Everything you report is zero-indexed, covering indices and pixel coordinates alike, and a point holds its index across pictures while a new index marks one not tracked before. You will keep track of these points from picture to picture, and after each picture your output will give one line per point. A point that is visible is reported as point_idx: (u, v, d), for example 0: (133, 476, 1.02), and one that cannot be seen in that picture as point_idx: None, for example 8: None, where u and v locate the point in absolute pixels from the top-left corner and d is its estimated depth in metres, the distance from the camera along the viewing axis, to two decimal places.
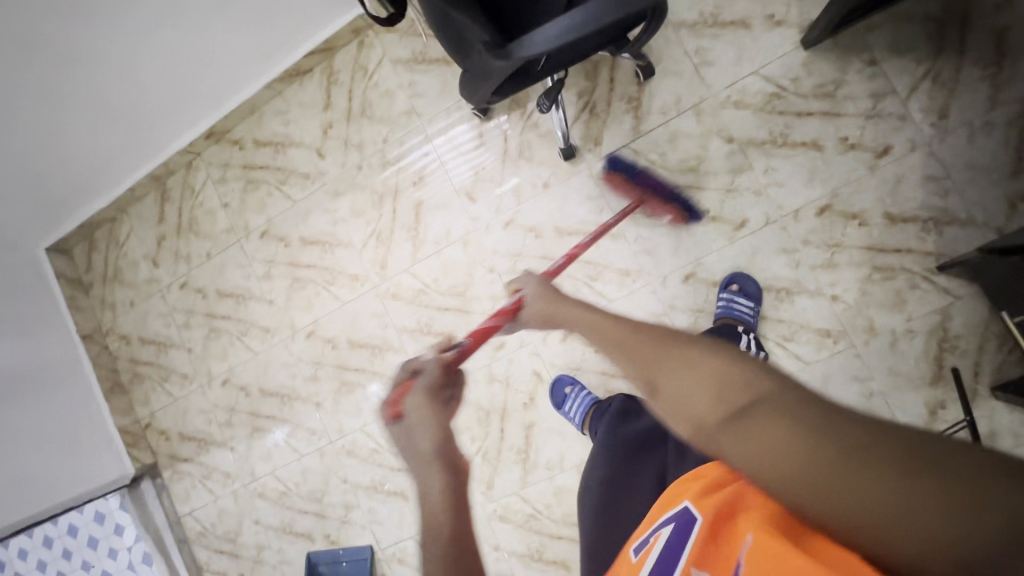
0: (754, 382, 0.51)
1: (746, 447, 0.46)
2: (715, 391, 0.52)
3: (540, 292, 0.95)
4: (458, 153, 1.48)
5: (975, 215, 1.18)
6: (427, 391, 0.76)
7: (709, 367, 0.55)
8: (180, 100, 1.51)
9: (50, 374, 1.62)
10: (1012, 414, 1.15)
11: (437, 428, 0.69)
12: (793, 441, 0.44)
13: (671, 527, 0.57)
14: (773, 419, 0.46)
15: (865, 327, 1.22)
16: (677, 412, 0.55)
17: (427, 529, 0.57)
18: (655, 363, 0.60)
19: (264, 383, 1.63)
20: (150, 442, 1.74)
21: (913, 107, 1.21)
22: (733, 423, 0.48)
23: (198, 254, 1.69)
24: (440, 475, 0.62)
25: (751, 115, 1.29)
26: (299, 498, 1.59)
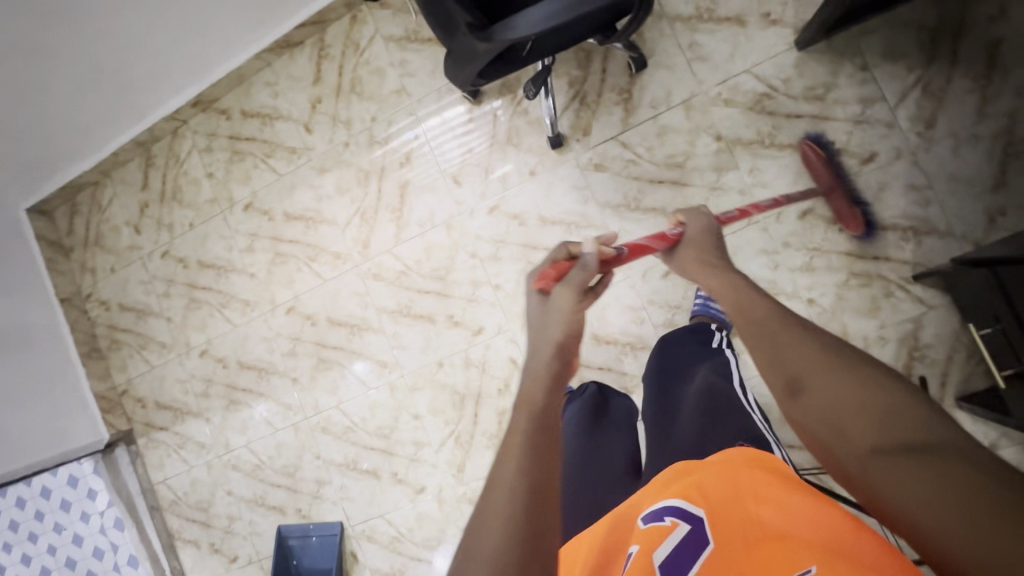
0: (926, 414, 0.41)
1: (901, 483, 0.39)
2: (876, 417, 0.42)
3: (699, 238, 0.82)
4: (451, 136, 1.46)
5: (953, 227, 1.18)
6: (569, 287, 0.71)
7: (873, 383, 0.44)
8: (166, 63, 1.48)
9: (27, 336, 1.61)
10: (974, 425, 1.18)
11: (566, 325, 0.67)
12: (957, 489, 0.36)
13: (690, 525, 0.53)
14: (934, 456, 0.38)
15: (838, 332, 1.24)
16: (824, 422, 0.45)
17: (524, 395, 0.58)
18: (811, 357, 0.48)
19: (242, 356, 1.63)
20: (127, 409, 1.75)
21: (901, 115, 1.21)
22: (883, 443, 0.41)
23: (180, 224, 1.68)
24: (549, 357, 0.64)
25: (740, 114, 1.28)
26: (272, 472, 1.62)
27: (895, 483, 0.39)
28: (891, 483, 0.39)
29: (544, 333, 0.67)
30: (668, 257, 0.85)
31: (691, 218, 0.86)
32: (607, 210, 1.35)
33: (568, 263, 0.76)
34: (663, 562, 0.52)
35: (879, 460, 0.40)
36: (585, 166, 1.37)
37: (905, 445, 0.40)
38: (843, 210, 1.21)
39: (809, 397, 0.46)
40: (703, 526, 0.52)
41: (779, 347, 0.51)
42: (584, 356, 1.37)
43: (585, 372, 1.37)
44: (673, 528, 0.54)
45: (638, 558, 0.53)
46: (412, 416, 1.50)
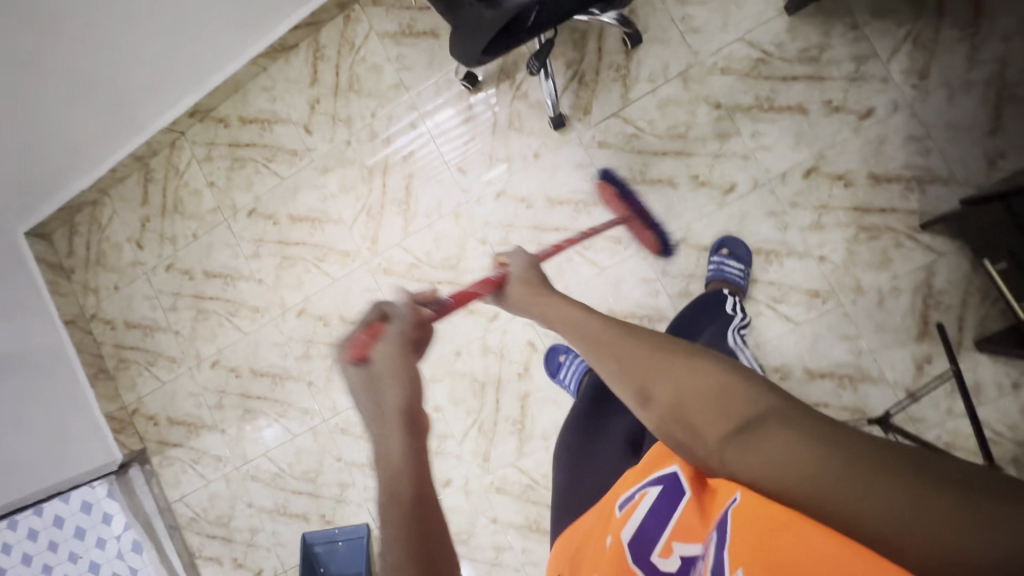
0: (749, 390, 0.47)
1: (753, 457, 0.43)
2: (716, 400, 0.48)
3: (523, 274, 0.80)
4: (444, 140, 1.47)
5: (955, 173, 1.21)
6: (396, 347, 0.61)
7: (706, 376, 0.50)
8: (163, 74, 1.48)
9: (34, 358, 1.59)
10: (994, 366, 1.19)
11: (403, 384, 0.57)
12: (802, 454, 0.41)
13: (661, 486, 0.55)
14: (777, 428, 0.43)
15: (852, 286, 1.25)
16: (678, 422, 0.49)
17: (387, 491, 0.49)
18: (652, 366, 0.53)
19: (255, 363, 1.61)
20: (138, 428, 1.71)
21: (894, 69, 1.24)
22: (737, 430, 0.45)
23: (183, 236, 1.66)
24: (401, 437, 0.53)
25: (737, 81, 1.31)
26: (293, 478, 1.59)
27: (754, 459, 0.43)
28: (745, 460, 0.44)
29: (380, 400, 0.56)
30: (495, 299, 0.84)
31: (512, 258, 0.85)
32: None
33: (384, 325, 0.66)
34: (638, 531, 0.53)
35: (732, 443, 0.45)
36: (588, 144, 1.38)
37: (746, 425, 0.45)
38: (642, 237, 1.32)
39: (660, 405, 0.51)
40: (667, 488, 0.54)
41: (623, 360, 0.55)
42: None
43: None
44: (641, 502, 0.56)
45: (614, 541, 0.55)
46: (433, 408, 1.49)
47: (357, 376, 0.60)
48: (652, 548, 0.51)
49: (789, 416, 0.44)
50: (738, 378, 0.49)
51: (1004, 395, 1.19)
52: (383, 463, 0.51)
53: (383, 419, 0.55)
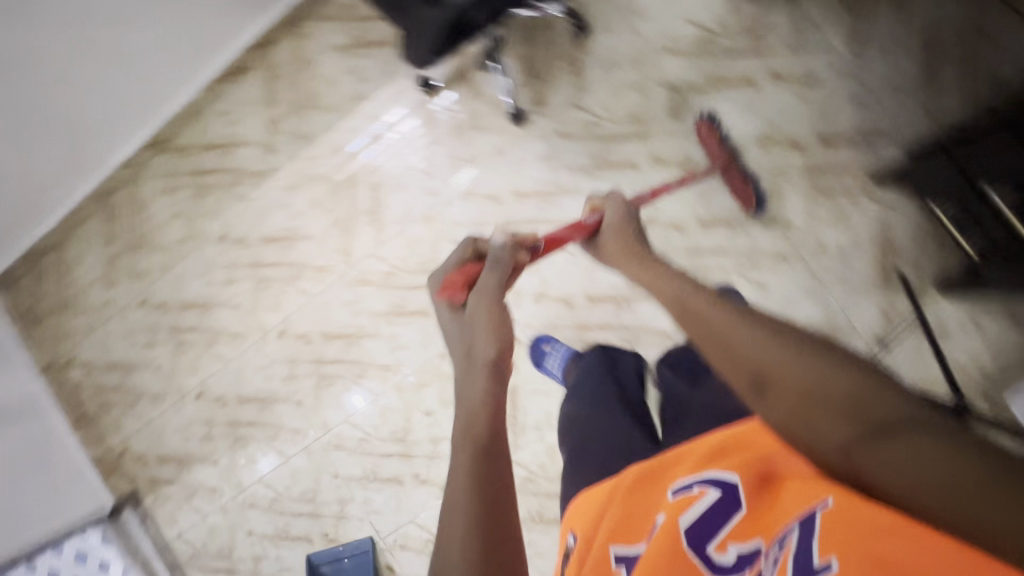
0: (883, 394, 0.48)
1: (886, 467, 0.45)
2: (846, 405, 0.48)
3: (618, 224, 0.91)
4: (411, 146, 1.48)
5: (900, 127, 1.26)
6: (486, 295, 0.78)
7: (833, 374, 0.50)
8: (120, 103, 1.49)
9: (11, 412, 1.58)
10: (955, 307, 1.25)
11: (494, 332, 0.73)
12: (939, 472, 0.42)
13: (720, 490, 0.59)
14: (915, 441, 0.44)
15: (816, 246, 1.30)
16: (795, 420, 0.51)
17: (468, 418, 0.67)
18: (766, 358, 0.54)
19: (240, 390, 1.60)
20: (127, 470, 1.67)
21: (831, 35, 1.29)
22: (871, 438, 0.47)
23: (154, 269, 1.64)
24: (483, 376, 0.70)
25: (685, 60, 1.35)
26: (291, 501, 1.57)
27: (881, 469, 0.46)
28: (873, 464, 0.46)
29: (472, 347, 0.73)
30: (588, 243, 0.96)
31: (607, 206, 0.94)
32: (578, 173, 1.40)
33: (477, 268, 0.85)
34: (695, 524, 0.59)
35: (858, 448, 0.47)
36: (548, 135, 1.41)
37: (877, 433, 0.46)
38: (738, 186, 1.29)
39: (775, 397, 0.52)
40: (730, 493, 0.59)
41: (735, 349, 0.56)
42: (582, 318, 1.40)
43: (587, 334, 1.39)
44: (698, 498, 0.60)
45: (664, 526, 0.60)
46: (424, 413, 1.49)
47: (455, 317, 0.80)
48: (707, 538, 0.58)
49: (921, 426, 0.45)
50: (863, 375, 0.50)
51: (968, 334, 1.24)
52: (467, 397, 0.69)
53: (471, 361, 0.72)
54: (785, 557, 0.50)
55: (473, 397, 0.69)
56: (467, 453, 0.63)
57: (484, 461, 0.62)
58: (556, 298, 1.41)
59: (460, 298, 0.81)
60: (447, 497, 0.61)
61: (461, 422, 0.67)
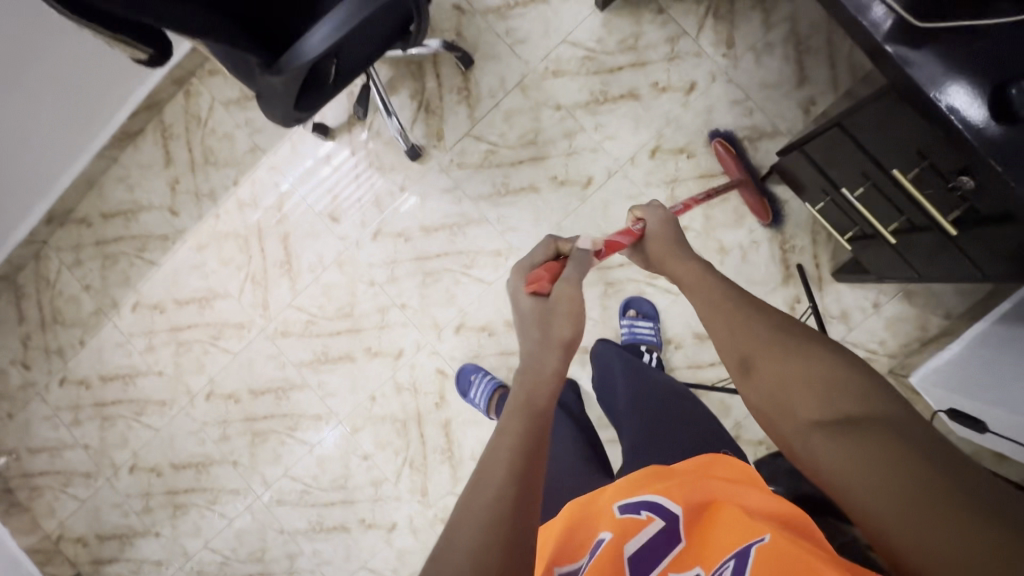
0: (875, 397, 0.51)
1: (832, 448, 0.48)
2: (826, 394, 0.52)
3: (660, 231, 0.89)
4: (314, 182, 1.47)
5: (779, 125, 1.31)
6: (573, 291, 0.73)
7: (824, 363, 0.55)
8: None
9: None
10: (853, 291, 1.30)
11: (573, 319, 0.71)
12: (889, 463, 0.44)
13: (664, 521, 0.61)
14: (879, 435, 0.46)
15: (717, 248, 1.33)
16: (774, 401, 0.56)
17: (528, 378, 0.64)
18: (767, 347, 0.61)
19: (174, 457, 1.57)
20: (68, 554, 1.61)
21: (704, 43, 1.32)
22: (831, 428, 0.50)
23: (69, 346, 1.60)
24: (557, 355, 0.67)
25: (570, 81, 1.37)
26: (240, 563, 1.55)
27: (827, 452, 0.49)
28: (825, 452, 0.49)
29: (549, 328, 0.71)
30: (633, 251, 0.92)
31: (648, 212, 0.91)
32: (481, 202, 1.41)
33: (560, 266, 0.80)
34: (637, 550, 0.60)
35: (820, 432, 0.50)
36: (448, 167, 1.42)
37: (839, 419, 0.50)
38: (754, 200, 1.29)
39: (765, 379, 0.58)
40: (674, 524, 0.60)
41: (738, 337, 0.64)
42: (504, 345, 1.41)
43: (510, 359, 1.40)
44: (648, 524, 0.61)
45: (610, 550, 0.60)
46: (361, 457, 1.48)
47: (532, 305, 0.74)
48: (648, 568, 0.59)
49: (891, 424, 0.47)
50: (853, 369, 0.54)
51: (868, 316, 1.29)
52: (536, 370, 0.65)
53: (546, 341, 0.69)
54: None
55: (542, 371, 0.65)
56: (517, 422, 0.57)
57: (538, 435, 0.57)
58: (476, 327, 1.42)
59: (546, 291, 0.76)
60: (489, 459, 0.54)
61: (523, 391, 0.62)
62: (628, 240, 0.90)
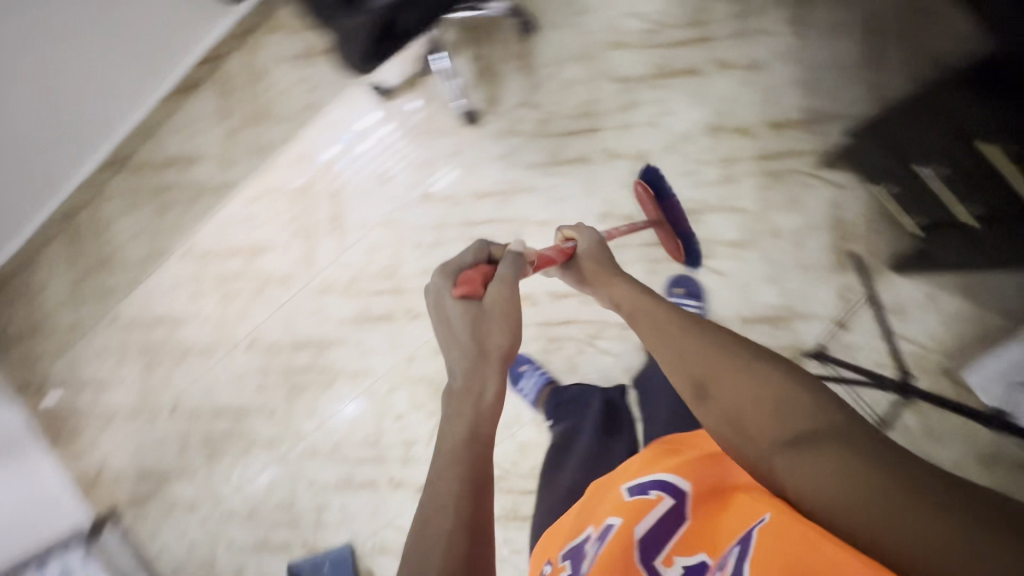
0: (813, 406, 0.52)
1: (796, 463, 0.49)
2: (776, 410, 0.53)
3: (593, 251, 0.97)
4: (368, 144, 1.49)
5: (846, 109, 1.27)
6: (502, 300, 0.77)
7: (762, 381, 0.56)
8: (52, 122, 1.45)
9: None
10: (912, 284, 1.26)
11: (505, 325, 0.75)
12: (854, 475, 0.45)
13: (671, 500, 0.64)
14: (832, 444, 0.48)
15: (770, 231, 1.31)
16: (729, 422, 0.57)
17: (467, 393, 0.68)
18: (708, 367, 0.61)
19: (212, 403, 1.61)
20: (106, 489, 1.67)
21: (773, 21, 1.30)
22: (789, 443, 0.51)
23: (120, 288, 1.64)
24: (496, 368, 0.72)
25: (631, 52, 1.36)
26: (269, 511, 1.58)
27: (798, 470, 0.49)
28: (789, 466, 0.50)
29: (485, 339, 0.73)
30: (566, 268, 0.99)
31: (581, 234, 1.01)
32: (533, 171, 1.40)
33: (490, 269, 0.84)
34: (644, 533, 0.63)
35: (779, 449, 0.51)
36: (501, 134, 1.42)
37: (793, 433, 0.51)
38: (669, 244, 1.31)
39: (716, 405, 0.59)
40: (679, 505, 0.64)
41: (681, 365, 0.64)
42: (546, 315, 1.43)
43: (550, 330, 1.42)
44: (657, 503, 0.65)
45: (620, 531, 0.65)
46: (394, 417, 1.50)
47: (464, 310, 0.76)
48: (655, 553, 0.61)
49: (844, 435, 0.48)
50: (791, 383, 0.55)
51: (924, 311, 1.25)
52: (475, 392, 0.68)
53: (484, 354, 0.72)
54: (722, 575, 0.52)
55: (482, 395, 0.68)
56: (459, 458, 0.62)
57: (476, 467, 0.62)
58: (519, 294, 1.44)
59: (478, 295, 0.78)
60: (436, 497, 0.60)
61: (466, 417, 0.66)
62: (561, 258, 0.97)
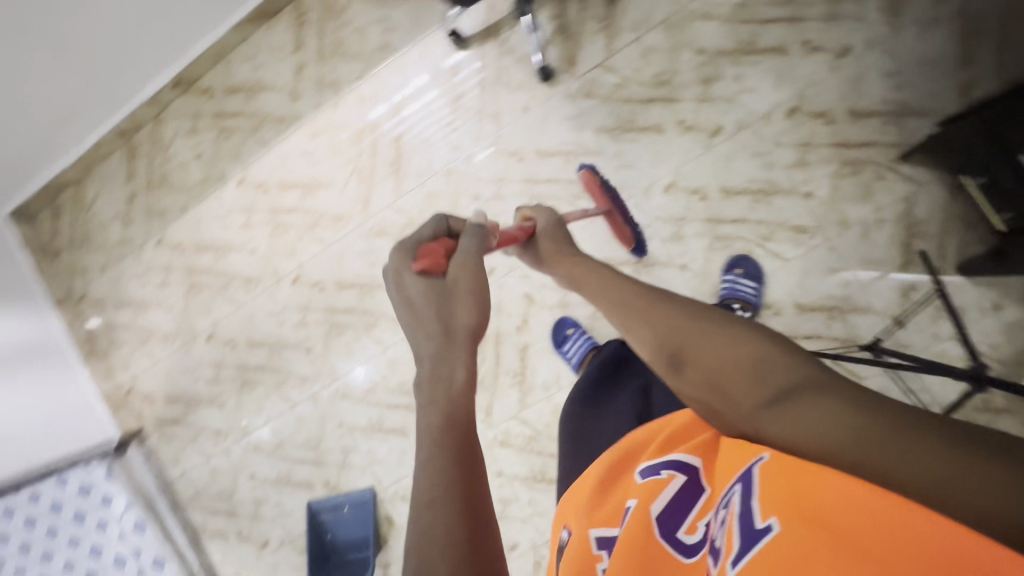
0: (788, 358, 0.49)
1: (791, 426, 0.46)
2: (757, 371, 0.49)
3: (554, 229, 0.86)
4: (438, 91, 1.48)
5: (931, 104, 1.25)
6: (467, 275, 0.66)
7: (741, 342, 0.51)
8: (120, 30, 1.39)
9: (34, 352, 1.60)
10: (976, 288, 1.24)
11: (474, 302, 0.65)
12: (852, 423, 0.42)
13: (686, 475, 0.55)
14: (824, 397, 0.45)
15: (838, 220, 1.30)
16: (710, 388, 0.51)
17: (431, 378, 0.58)
18: (676, 333, 0.54)
19: (251, 334, 1.61)
20: (135, 407, 1.70)
21: (868, 8, 1.28)
22: (781, 404, 0.47)
23: (171, 210, 1.65)
24: (464, 347, 0.61)
25: (718, 26, 1.34)
26: (295, 447, 1.58)
27: (794, 426, 0.46)
28: (786, 427, 0.46)
29: (450, 316, 0.63)
30: (524, 248, 0.86)
31: (538, 214, 0.90)
32: (602, 135, 1.39)
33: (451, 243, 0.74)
34: (665, 509, 0.53)
35: (770, 413, 0.47)
36: (575, 95, 1.41)
37: (780, 391, 0.47)
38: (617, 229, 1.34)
39: (692, 373, 0.52)
40: (694, 476, 0.55)
41: (645, 334, 0.57)
42: None
43: None
44: (670, 482, 0.55)
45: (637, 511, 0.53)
46: None
47: (426, 287, 0.65)
48: (678, 523, 0.53)
49: (827, 385, 0.46)
50: (761, 338, 0.51)
51: (986, 317, 1.23)
52: (444, 379, 0.57)
53: (449, 334, 0.61)
54: (730, 520, 0.45)
55: (451, 383, 0.57)
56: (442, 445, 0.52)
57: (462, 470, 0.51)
58: None
59: (442, 271, 0.67)
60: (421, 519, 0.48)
61: (437, 410, 0.55)
62: (522, 236, 0.85)
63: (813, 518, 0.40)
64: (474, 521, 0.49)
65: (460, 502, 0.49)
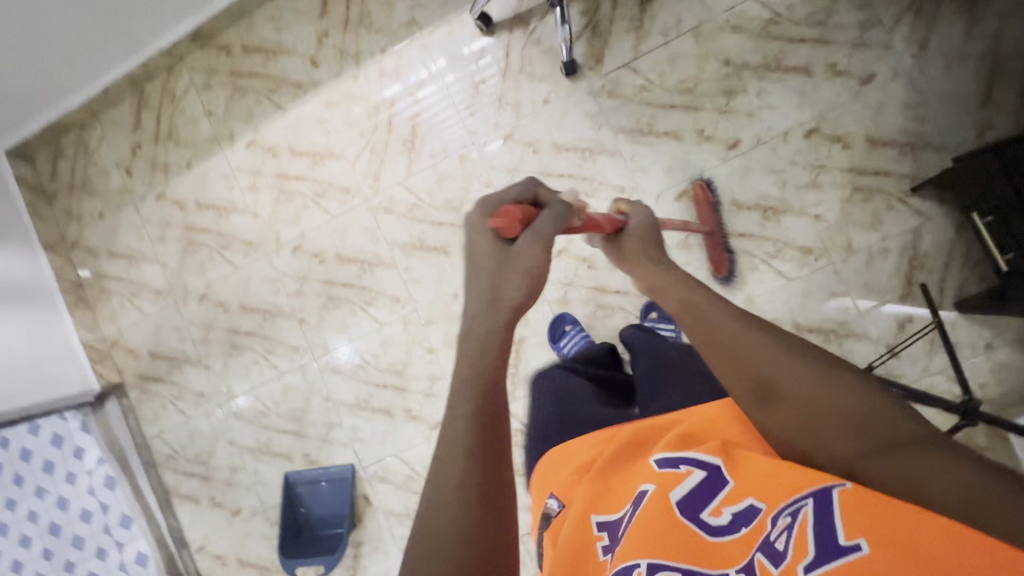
0: (894, 413, 0.49)
1: (891, 474, 0.46)
2: (857, 420, 0.49)
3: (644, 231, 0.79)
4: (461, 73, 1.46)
5: (947, 140, 1.27)
6: (539, 244, 0.62)
7: (839, 392, 0.50)
8: None
9: (18, 290, 1.53)
10: (971, 325, 1.26)
11: (528, 276, 0.61)
12: (961, 479, 0.43)
13: (704, 470, 0.54)
14: (932, 454, 0.45)
15: (844, 245, 1.31)
16: (801, 429, 0.51)
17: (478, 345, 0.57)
18: (770, 367, 0.54)
19: (245, 298, 1.58)
20: (118, 360, 1.67)
21: (896, 38, 1.29)
22: (883, 452, 0.47)
23: (176, 164, 1.62)
24: (505, 320, 0.59)
25: (747, 39, 1.35)
26: (278, 417, 1.56)
27: (887, 472, 0.47)
28: (882, 473, 0.47)
29: (503, 282, 0.60)
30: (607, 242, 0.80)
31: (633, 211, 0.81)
32: (621, 135, 1.39)
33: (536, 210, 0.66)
34: (683, 497, 0.53)
35: (865, 460, 0.48)
36: (598, 93, 1.40)
37: (881, 441, 0.48)
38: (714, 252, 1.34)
39: (784, 411, 0.52)
40: (713, 473, 0.54)
41: (732, 365, 0.56)
42: (600, 281, 1.41)
43: (600, 296, 1.41)
44: (687, 476, 0.54)
45: (655, 499, 0.54)
46: (426, 349, 1.48)
47: (493, 246, 0.62)
48: (699, 507, 0.52)
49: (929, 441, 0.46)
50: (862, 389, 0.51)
51: (977, 354, 1.25)
52: (479, 337, 0.58)
53: (496, 298, 0.59)
54: (802, 528, 0.45)
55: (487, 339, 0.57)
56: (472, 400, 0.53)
57: (486, 430, 0.52)
58: (577, 254, 1.43)
59: (513, 234, 0.63)
60: (440, 464, 0.50)
61: (470, 363, 0.56)
62: (609, 229, 0.78)
63: (901, 542, 0.40)
64: (493, 479, 0.50)
65: (479, 450, 0.50)
